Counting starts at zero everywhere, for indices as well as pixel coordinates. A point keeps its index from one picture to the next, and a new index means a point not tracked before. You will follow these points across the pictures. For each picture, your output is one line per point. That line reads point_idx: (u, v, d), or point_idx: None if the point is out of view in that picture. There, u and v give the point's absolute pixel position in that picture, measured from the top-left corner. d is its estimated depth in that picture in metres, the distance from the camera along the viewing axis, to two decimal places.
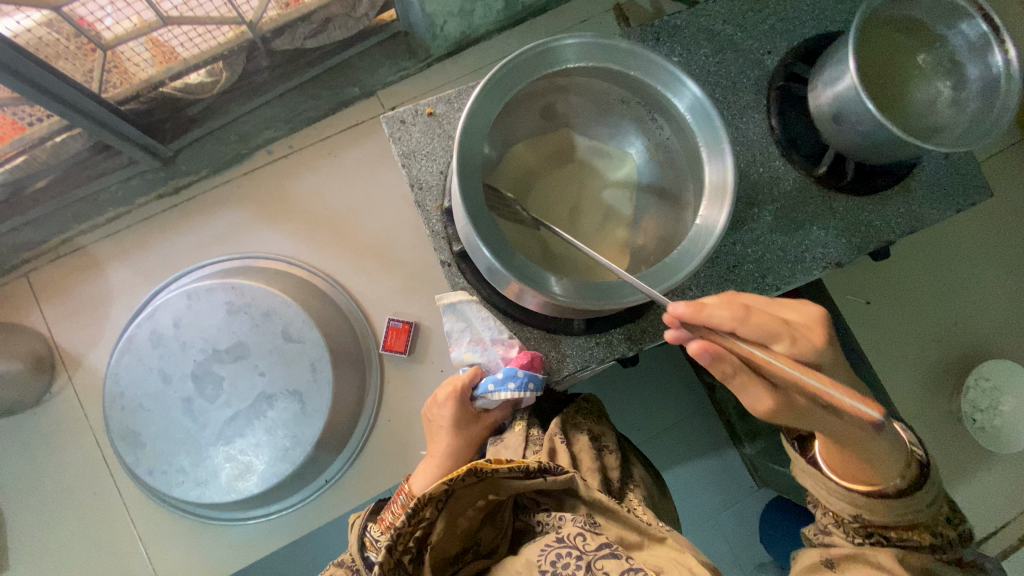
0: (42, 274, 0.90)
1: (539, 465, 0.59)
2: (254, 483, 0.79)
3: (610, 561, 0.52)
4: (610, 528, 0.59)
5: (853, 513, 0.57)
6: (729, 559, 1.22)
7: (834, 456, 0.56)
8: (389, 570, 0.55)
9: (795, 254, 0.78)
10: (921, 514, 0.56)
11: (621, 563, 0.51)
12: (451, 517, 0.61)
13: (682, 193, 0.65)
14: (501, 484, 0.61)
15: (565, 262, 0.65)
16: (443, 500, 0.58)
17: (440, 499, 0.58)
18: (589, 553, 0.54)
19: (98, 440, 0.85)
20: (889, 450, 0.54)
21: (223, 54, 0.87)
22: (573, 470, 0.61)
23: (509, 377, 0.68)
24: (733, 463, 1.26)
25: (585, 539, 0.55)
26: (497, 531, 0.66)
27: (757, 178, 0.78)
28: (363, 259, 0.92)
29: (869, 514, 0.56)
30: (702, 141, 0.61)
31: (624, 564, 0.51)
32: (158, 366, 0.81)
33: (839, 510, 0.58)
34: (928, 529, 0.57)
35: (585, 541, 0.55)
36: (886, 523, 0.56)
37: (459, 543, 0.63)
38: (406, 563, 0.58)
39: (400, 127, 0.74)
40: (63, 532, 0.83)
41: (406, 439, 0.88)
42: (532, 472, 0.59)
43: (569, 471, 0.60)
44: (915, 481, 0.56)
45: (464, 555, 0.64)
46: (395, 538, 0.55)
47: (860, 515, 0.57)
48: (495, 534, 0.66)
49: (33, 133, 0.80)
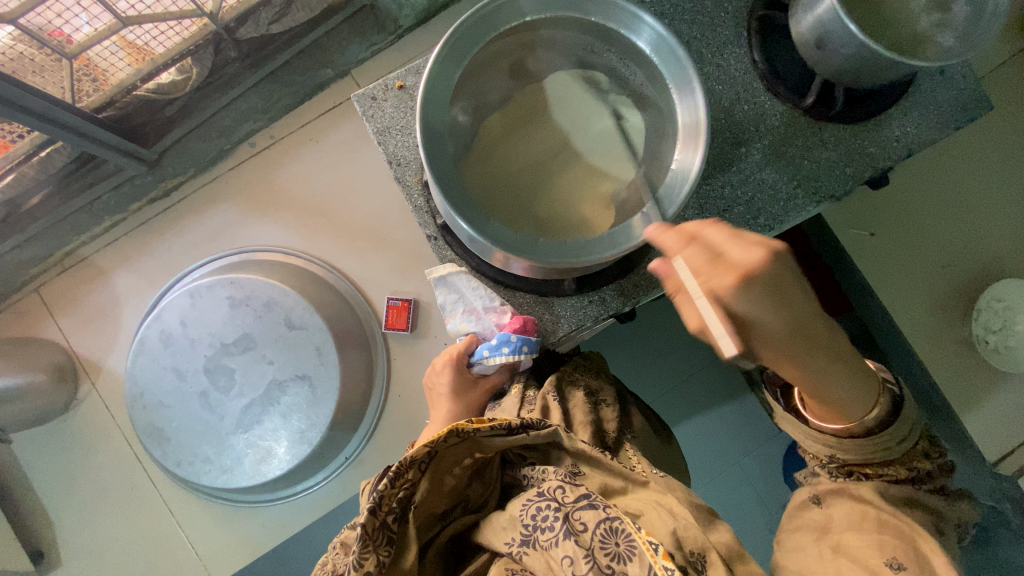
0: (52, 288, 0.92)
1: (522, 422, 0.63)
2: (277, 466, 0.83)
3: (587, 512, 0.55)
4: (595, 477, 0.63)
5: (829, 453, 0.60)
6: (750, 500, 1.24)
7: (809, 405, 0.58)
8: (373, 532, 0.55)
9: (787, 191, 0.76)
10: (895, 451, 0.59)
11: (597, 513, 0.55)
12: (436, 477, 0.62)
13: (661, 139, 0.62)
14: (484, 442, 0.63)
15: (553, 225, 0.63)
16: (426, 461, 0.60)
17: (423, 460, 0.60)
18: (567, 505, 0.57)
19: (127, 439, 0.90)
20: (860, 396, 0.55)
21: (189, 49, 0.88)
22: (557, 424, 0.65)
23: (503, 343, 0.69)
24: (749, 408, 1.27)
25: (565, 492, 0.58)
26: (485, 487, 0.68)
27: (743, 117, 0.76)
28: (355, 241, 0.93)
29: (842, 452, 0.60)
30: (670, 79, 0.60)
31: (601, 514, 0.54)
32: (172, 364, 0.84)
33: (817, 452, 0.62)
34: (903, 465, 0.60)
35: (563, 493, 0.58)
36: (861, 461, 0.60)
37: (446, 501, 0.64)
38: (390, 525, 0.58)
39: (371, 104, 0.73)
40: (108, 527, 0.89)
41: (417, 412, 0.90)
42: (514, 429, 0.63)
43: (552, 425, 0.64)
44: (886, 420, 0.58)
45: (451, 512, 0.66)
46: (378, 499, 0.56)
47: (833, 454, 0.60)
48: (484, 490, 0.68)
49: (17, 150, 0.84)
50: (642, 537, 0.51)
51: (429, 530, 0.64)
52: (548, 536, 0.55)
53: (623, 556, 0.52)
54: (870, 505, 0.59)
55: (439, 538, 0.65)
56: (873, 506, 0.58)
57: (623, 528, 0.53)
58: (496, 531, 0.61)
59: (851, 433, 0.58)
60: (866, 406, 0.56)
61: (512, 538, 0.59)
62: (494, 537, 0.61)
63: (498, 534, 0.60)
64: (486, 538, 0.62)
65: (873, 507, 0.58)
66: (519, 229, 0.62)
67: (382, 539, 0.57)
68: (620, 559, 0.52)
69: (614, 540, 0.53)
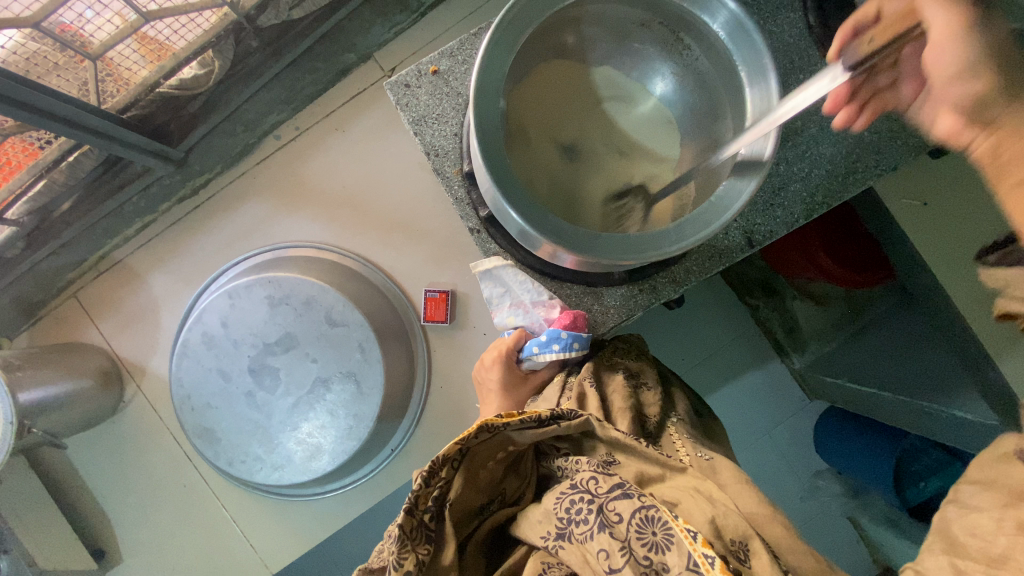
0: (89, 292, 0.92)
1: (551, 413, 0.60)
2: (326, 461, 0.83)
3: (622, 502, 0.54)
4: (631, 465, 0.61)
5: None
6: (786, 472, 1.24)
7: None
8: (412, 531, 0.55)
9: (846, 165, 0.71)
10: None
11: (632, 502, 0.54)
12: (471, 472, 0.61)
13: (717, 118, 0.59)
14: (514, 436, 0.61)
15: (616, 219, 0.61)
16: (458, 458, 0.60)
17: (455, 457, 0.59)
18: (602, 496, 0.56)
19: (176, 439, 0.91)
20: None
21: (210, 41, 0.87)
22: (588, 413, 0.62)
23: (553, 339, 0.67)
24: (786, 380, 1.25)
25: (598, 482, 0.57)
26: (521, 480, 0.68)
27: (799, 88, 0.71)
28: (388, 232, 0.91)
29: None
30: (742, 63, 0.54)
31: (636, 503, 0.53)
32: (216, 366, 0.84)
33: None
34: None
35: (597, 484, 0.57)
36: None
37: (483, 496, 0.64)
38: (427, 523, 0.57)
39: (405, 91, 0.69)
40: (163, 524, 0.90)
41: (461, 402, 0.90)
42: (545, 420, 0.60)
43: (584, 414, 0.61)
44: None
45: (489, 506, 0.65)
46: (414, 498, 0.56)
47: None
48: (520, 483, 0.67)
49: (46, 156, 0.84)
50: (680, 526, 0.50)
51: (468, 525, 0.64)
52: (583, 529, 0.54)
53: (661, 545, 0.50)
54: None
55: (477, 533, 0.64)
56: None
57: (659, 517, 0.51)
58: (532, 525, 0.60)
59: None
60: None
61: (548, 531, 0.58)
62: (531, 530, 0.60)
63: (534, 527, 0.60)
64: (524, 531, 0.61)
65: None
66: (584, 224, 0.60)
67: (420, 536, 0.56)
68: (657, 548, 0.51)
69: (651, 530, 0.51)
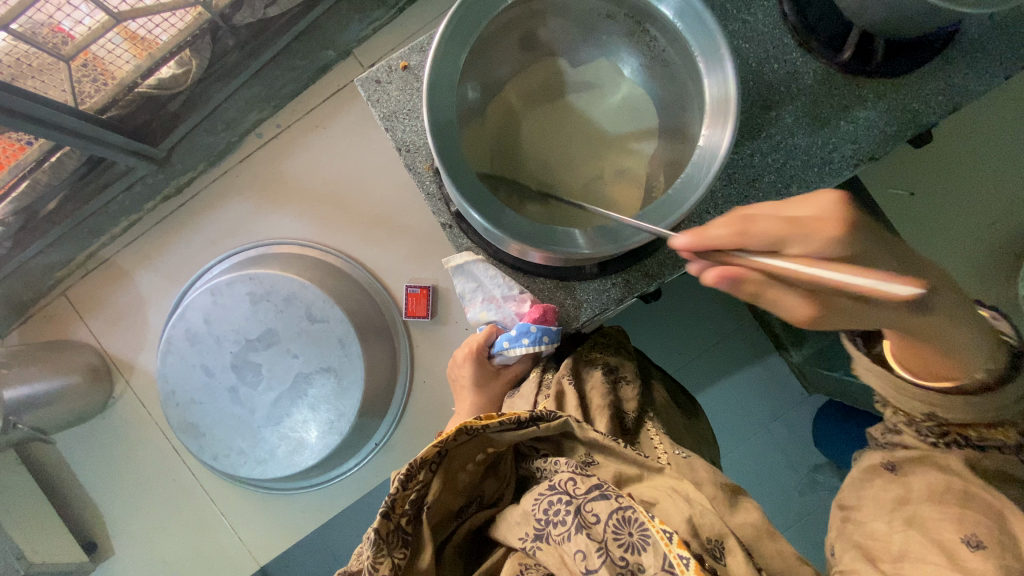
0: (78, 291, 0.93)
1: (532, 415, 0.60)
2: (308, 456, 0.84)
3: (599, 503, 0.54)
4: (609, 465, 0.61)
5: (928, 413, 0.55)
6: (780, 467, 1.23)
7: (903, 358, 0.53)
8: (388, 535, 0.55)
9: (822, 155, 0.70)
10: (1009, 411, 0.53)
11: (610, 503, 0.54)
12: (449, 475, 0.61)
13: (684, 109, 0.58)
14: (494, 438, 0.61)
15: (588, 210, 0.60)
16: (437, 461, 0.59)
17: (434, 460, 0.59)
18: (579, 497, 0.55)
19: (164, 435, 0.92)
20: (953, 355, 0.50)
21: (186, 40, 0.88)
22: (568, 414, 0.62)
23: (523, 334, 0.68)
24: (779, 372, 1.24)
25: (576, 483, 0.57)
26: (500, 482, 0.67)
27: (772, 77, 0.70)
28: (368, 228, 0.91)
29: (942, 411, 0.54)
30: (698, 51, 0.54)
31: (614, 504, 0.54)
32: (200, 362, 0.85)
33: (911, 409, 0.56)
34: (1015, 426, 0.54)
35: (575, 485, 0.56)
36: (963, 422, 0.54)
37: (462, 498, 0.64)
38: (404, 526, 0.57)
39: (376, 88, 0.70)
40: (153, 518, 0.92)
41: (444, 397, 0.91)
42: (524, 423, 0.60)
43: (563, 415, 0.61)
44: (1003, 377, 0.51)
45: (467, 508, 0.65)
46: (391, 502, 0.55)
47: (932, 412, 0.54)
48: (499, 484, 0.67)
49: (29, 155, 0.85)
50: (656, 526, 0.51)
51: (446, 527, 0.64)
52: (561, 530, 0.54)
53: (637, 546, 0.51)
54: (955, 477, 0.54)
55: (456, 535, 0.64)
56: (958, 479, 0.54)
57: (636, 518, 0.52)
58: (511, 527, 0.60)
59: (960, 390, 0.52)
60: (981, 357, 0.50)
61: (526, 532, 0.58)
62: (509, 532, 0.60)
63: (513, 530, 0.60)
64: (503, 534, 0.61)
65: (959, 479, 0.54)
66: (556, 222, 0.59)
67: (396, 540, 0.56)
68: (634, 549, 0.51)
69: (628, 530, 0.52)
